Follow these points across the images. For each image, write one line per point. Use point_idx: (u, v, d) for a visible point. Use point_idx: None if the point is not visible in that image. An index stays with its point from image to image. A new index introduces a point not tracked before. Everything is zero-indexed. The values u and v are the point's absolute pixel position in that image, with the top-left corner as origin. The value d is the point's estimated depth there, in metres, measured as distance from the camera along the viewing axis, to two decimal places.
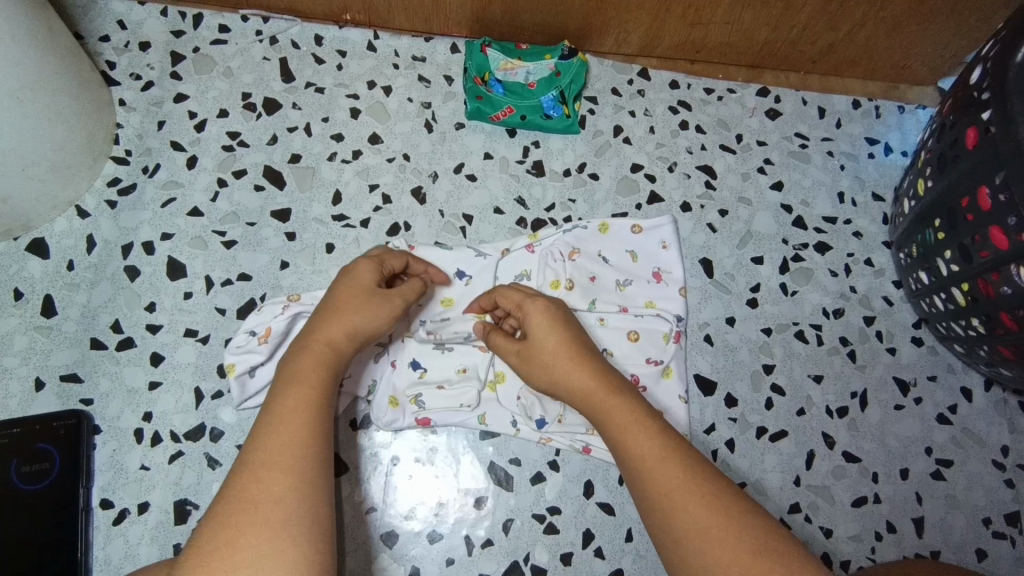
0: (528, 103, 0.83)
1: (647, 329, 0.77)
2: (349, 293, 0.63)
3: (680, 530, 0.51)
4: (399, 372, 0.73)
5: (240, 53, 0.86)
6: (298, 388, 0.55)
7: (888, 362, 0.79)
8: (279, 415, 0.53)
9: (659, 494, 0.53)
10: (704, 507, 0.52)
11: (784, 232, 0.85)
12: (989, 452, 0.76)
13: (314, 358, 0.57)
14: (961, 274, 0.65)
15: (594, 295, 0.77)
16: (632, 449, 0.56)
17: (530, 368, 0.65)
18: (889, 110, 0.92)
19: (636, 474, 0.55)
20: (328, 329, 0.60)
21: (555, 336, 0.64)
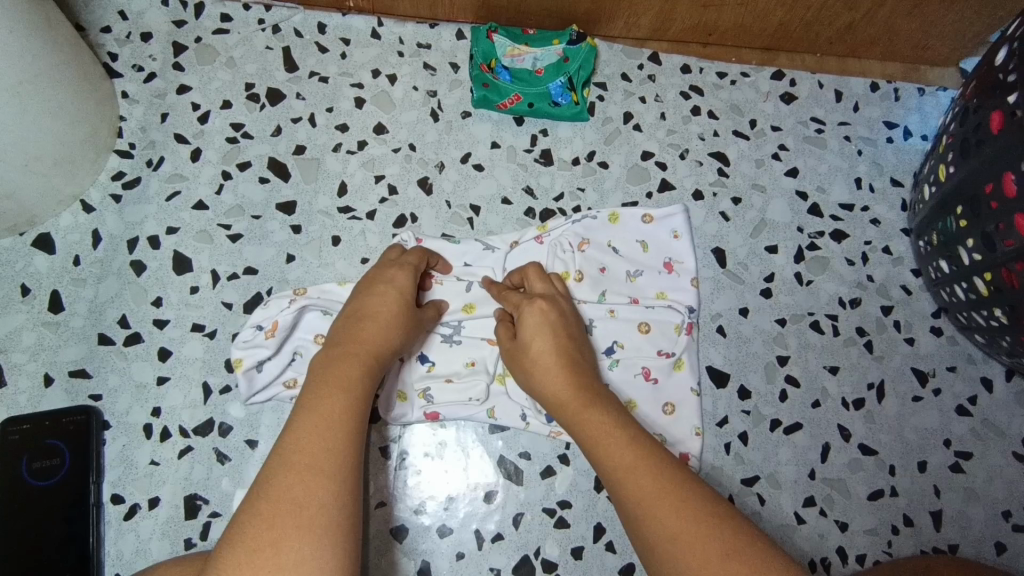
0: (535, 90, 0.82)
1: (659, 321, 0.76)
2: (391, 304, 0.65)
3: (653, 536, 0.50)
4: (408, 367, 0.72)
5: (243, 42, 0.84)
6: (334, 389, 0.55)
7: (906, 352, 0.77)
8: (315, 416, 0.53)
9: (634, 502, 0.52)
10: (679, 514, 0.50)
11: (800, 220, 0.83)
12: (1010, 444, 0.74)
13: (347, 363, 0.58)
14: (984, 263, 0.63)
15: (603, 287, 0.76)
16: (606, 458, 0.56)
17: (515, 371, 0.66)
18: (908, 93, 0.89)
19: (613, 484, 0.55)
20: (357, 331, 0.62)
21: (535, 344, 0.65)
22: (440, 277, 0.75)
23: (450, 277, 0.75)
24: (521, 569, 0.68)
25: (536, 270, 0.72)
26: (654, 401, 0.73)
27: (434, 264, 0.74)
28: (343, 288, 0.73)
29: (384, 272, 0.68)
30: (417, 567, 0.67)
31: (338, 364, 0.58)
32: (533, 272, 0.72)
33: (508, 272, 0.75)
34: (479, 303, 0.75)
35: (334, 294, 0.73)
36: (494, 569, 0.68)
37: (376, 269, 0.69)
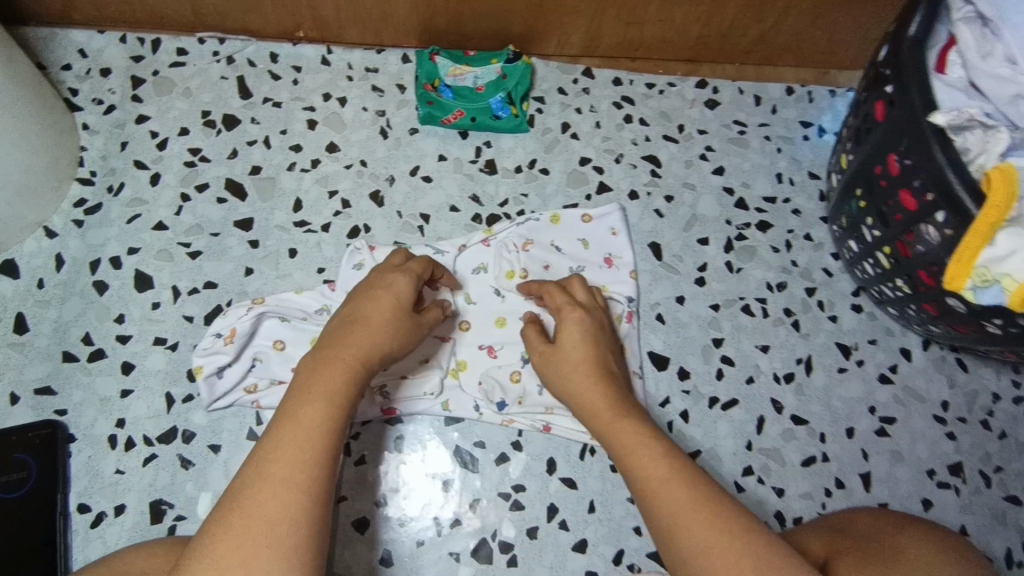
0: (476, 105, 0.88)
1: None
2: (389, 311, 0.65)
3: (687, 545, 0.52)
4: None
5: (199, 74, 0.89)
6: (315, 396, 0.56)
7: (830, 329, 0.83)
8: (300, 426, 0.53)
9: (668, 511, 0.55)
10: (711, 523, 0.52)
11: (728, 214, 0.89)
12: (930, 408, 0.80)
13: (333, 371, 0.58)
14: (883, 238, 0.69)
15: None
16: (639, 470, 0.59)
17: (549, 377, 0.71)
18: (821, 94, 0.97)
19: (645, 493, 0.57)
20: (354, 336, 0.62)
21: (569, 363, 0.69)
22: None
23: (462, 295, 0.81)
24: (479, 551, 0.72)
25: (579, 282, 0.77)
26: None
27: (440, 273, 0.76)
28: (300, 297, 0.78)
29: (383, 276, 0.68)
30: (379, 556, 0.71)
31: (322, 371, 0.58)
32: (579, 283, 0.76)
33: (525, 283, 0.79)
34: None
35: (292, 302, 0.77)
36: (453, 553, 0.72)
37: (373, 274, 0.69)
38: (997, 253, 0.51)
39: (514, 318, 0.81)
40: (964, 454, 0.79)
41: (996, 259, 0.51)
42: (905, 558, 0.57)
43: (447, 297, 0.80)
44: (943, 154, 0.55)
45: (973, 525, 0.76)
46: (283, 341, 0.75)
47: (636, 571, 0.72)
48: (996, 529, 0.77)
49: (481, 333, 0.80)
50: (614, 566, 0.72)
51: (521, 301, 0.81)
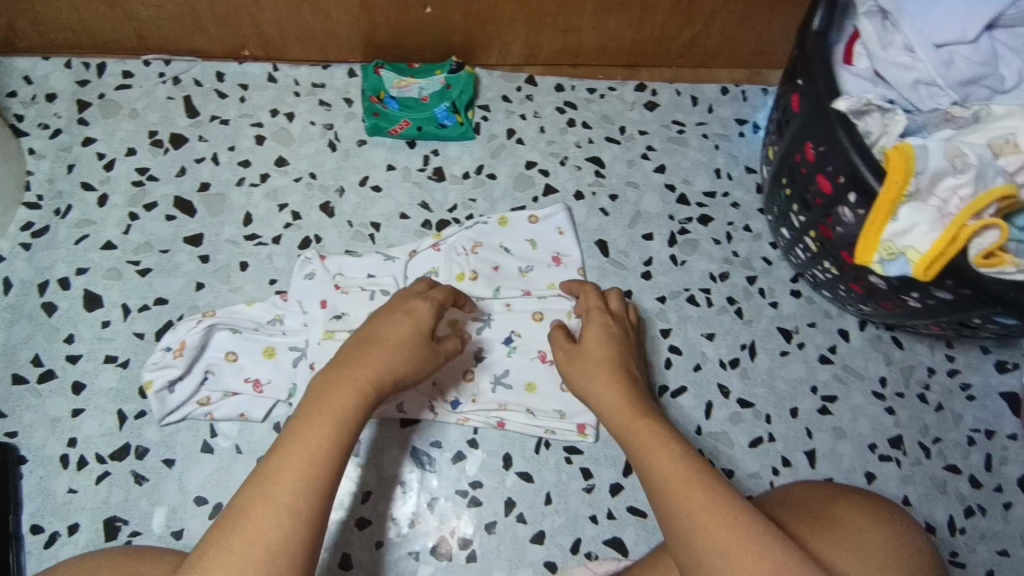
0: (422, 115, 0.90)
1: (550, 309, 0.83)
2: (408, 334, 0.63)
3: (705, 552, 0.50)
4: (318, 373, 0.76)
5: (145, 95, 0.90)
6: (322, 417, 0.53)
7: (771, 315, 0.87)
8: (303, 448, 0.50)
9: (681, 511, 0.52)
10: (726, 525, 0.50)
11: (670, 209, 0.92)
12: (869, 384, 0.84)
13: (342, 393, 0.55)
14: (808, 223, 0.73)
15: (497, 283, 0.84)
16: (658, 469, 0.56)
17: (572, 376, 0.71)
18: (754, 94, 1.00)
19: (659, 492, 0.55)
20: (371, 355, 0.59)
21: (594, 368, 0.68)
22: (344, 289, 0.80)
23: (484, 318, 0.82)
24: (438, 549, 0.73)
25: (616, 295, 0.77)
26: (552, 381, 0.80)
27: (461, 302, 0.76)
28: (251, 309, 0.79)
29: (407, 300, 0.67)
30: (337, 560, 0.71)
31: (332, 392, 0.55)
32: (616, 295, 0.77)
33: (569, 286, 0.81)
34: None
35: (243, 314, 0.79)
36: (413, 552, 0.73)
37: (396, 298, 0.68)
38: (900, 227, 0.56)
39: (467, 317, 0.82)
40: (903, 427, 0.83)
41: (899, 233, 0.56)
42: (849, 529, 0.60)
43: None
44: (846, 137, 0.59)
45: (915, 495, 0.80)
46: (235, 352, 0.77)
47: (593, 558, 0.74)
48: (936, 498, 0.80)
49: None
50: (572, 555, 0.74)
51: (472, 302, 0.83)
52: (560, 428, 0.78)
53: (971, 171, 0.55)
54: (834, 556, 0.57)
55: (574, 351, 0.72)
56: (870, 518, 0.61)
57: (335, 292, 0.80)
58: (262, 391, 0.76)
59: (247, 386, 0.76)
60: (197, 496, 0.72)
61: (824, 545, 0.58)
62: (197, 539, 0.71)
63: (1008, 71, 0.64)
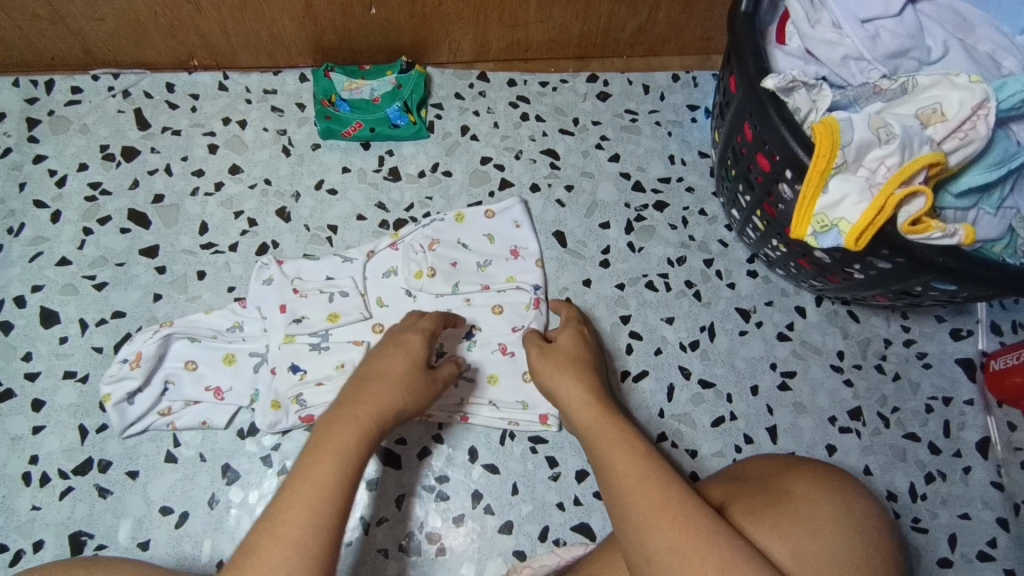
0: (374, 116, 0.91)
1: (509, 302, 0.83)
2: (403, 366, 0.64)
3: (655, 547, 0.51)
4: (279, 376, 0.77)
5: (95, 109, 0.90)
6: (322, 454, 0.52)
7: (729, 296, 0.88)
8: (308, 488, 0.50)
9: (637, 514, 0.53)
10: (680, 528, 0.51)
11: (626, 197, 0.92)
12: (827, 359, 0.86)
13: (344, 429, 0.55)
14: (753, 202, 0.74)
15: (456, 279, 0.84)
16: (618, 469, 0.58)
17: (540, 375, 0.72)
18: (705, 79, 1.01)
19: (619, 494, 0.56)
20: (369, 390, 0.60)
21: (565, 375, 0.70)
22: (302, 293, 0.81)
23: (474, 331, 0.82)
24: (407, 544, 0.74)
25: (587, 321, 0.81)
26: (514, 372, 0.81)
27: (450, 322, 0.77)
28: (209, 317, 0.79)
29: (401, 335, 0.68)
30: None
31: (329, 428, 0.55)
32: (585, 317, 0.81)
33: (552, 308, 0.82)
34: (343, 312, 0.80)
35: (201, 322, 0.78)
36: (382, 549, 0.73)
37: (391, 333, 0.70)
38: (831, 200, 0.58)
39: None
40: (861, 398, 0.84)
41: (831, 206, 0.58)
42: (794, 499, 0.62)
43: (358, 301, 0.81)
44: (777, 112, 0.61)
45: (876, 464, 0.81)
46: (194, 361, 0.77)
47: (561, 545, 0.75)
48: (897, 466, 0.81)
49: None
50: (540, 544, 0.75)
51: (433, 299, 0.84)
52: (524, 418, 0.78)
53: (896, 141, 0.57)
54: (771, 540, 0.59)
55: (549, 354, 0.74)
56: (821, 487, 0.63)
57: (293, 295, 0.80)
58: (223, 398, 0.76)
59: (208, 394, 0.76)
60: (162, 506, 0.72)
61: (765, 524, 0.60)
62: (165, 549, 0.71)
63: (934, 43, 0.68)
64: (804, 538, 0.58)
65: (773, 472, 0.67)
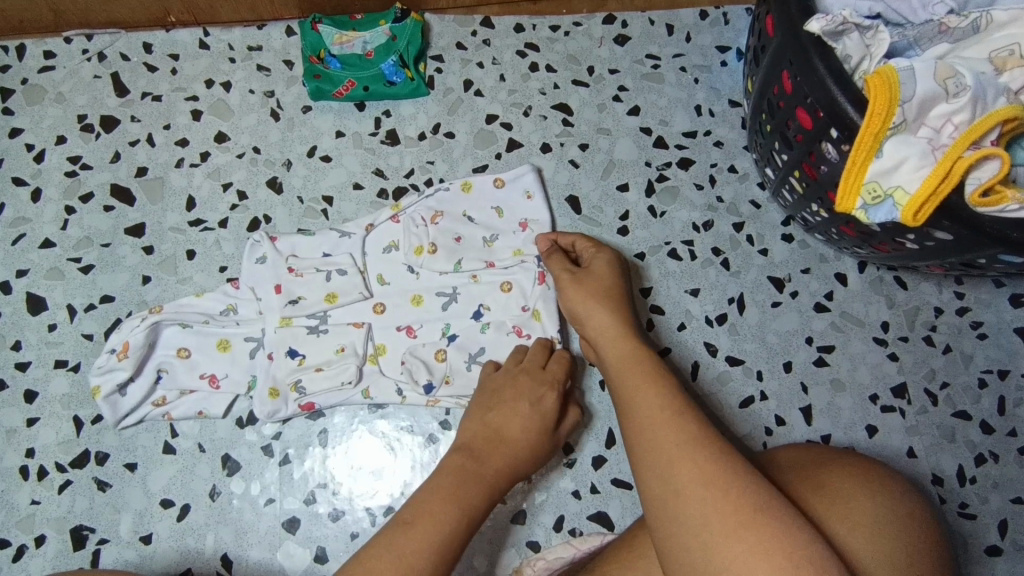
0: (368, 73, 0.82)
1: (516, 279, 0.77)
2: (530, 430, 0.66)
3: (681, 476, 0.48)
4: (276, 362, 0.72)
5: (70, 76, 0.84)
6: (444, 503, 0.56)
7: (761, 263, 0.80)
8: (427, 524, 0.54)
9: (665, 445, 0.50)
10: (710, 460, 0.48)
11: (647, 155, 0.84)
12: (870, 331, 0.78)
13: (471, 489, 0.59)
14: (791, 162, 0.66)
15: (459, 256, 0.77)
16: (644, 405, 0.55)
17: (572, 297, 0.69)
18: (737, 14, 0.89)
19: (645, 424, 0.53)
20: (494, 454, 0.63)
21: (596, 308, 0.67)
22: (298, 272, 0.75)
23: (500, 303, 0.76)
24: None
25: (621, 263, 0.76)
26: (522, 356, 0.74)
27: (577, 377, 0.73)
28: (201, 300, 0.75)
29: (531, 387, 0.68)
30: (314, 554, 0.69)
31: (458, 484, 0.59)
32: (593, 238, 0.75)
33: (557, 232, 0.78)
34: (341, 292, 0.75)
35: (192, 307, 0.74)
36: None
37: (521, 374, 0.70)
38: (884, 166, 0.49)
39: (431, 293, 0.77)
40: (907, 373, 0.77)
41: (884, 172, 0.50)
42: (823, 471, 0.58)
43: (357, 280, 0.76)
44: (824, 63, 0.52)
45: (922, 446, 0.75)
46: (187, 348, 0.73)
47: (577, 535, 0.71)
48: (945, 447, 0.74)
49: (398, 313, 0.77)
50: (556, 534, 0.71)
51: (435, 276, 0.77)
52: None
53: (966, 93, 0.48)
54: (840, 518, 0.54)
55: (582, 283, 0.69)
56: (845, 464, 0.59)
57: (289, 275, 0.75)
58: (218, 386, 0.72)
59: (203, 382, 0.72)
60: (163, 499, 0.70)
61: (822, 507, 0.55)
62: (168, 542, 0.69)
63: None
64: (843, 529, 0.53)
65: (812, 467, 0.60)
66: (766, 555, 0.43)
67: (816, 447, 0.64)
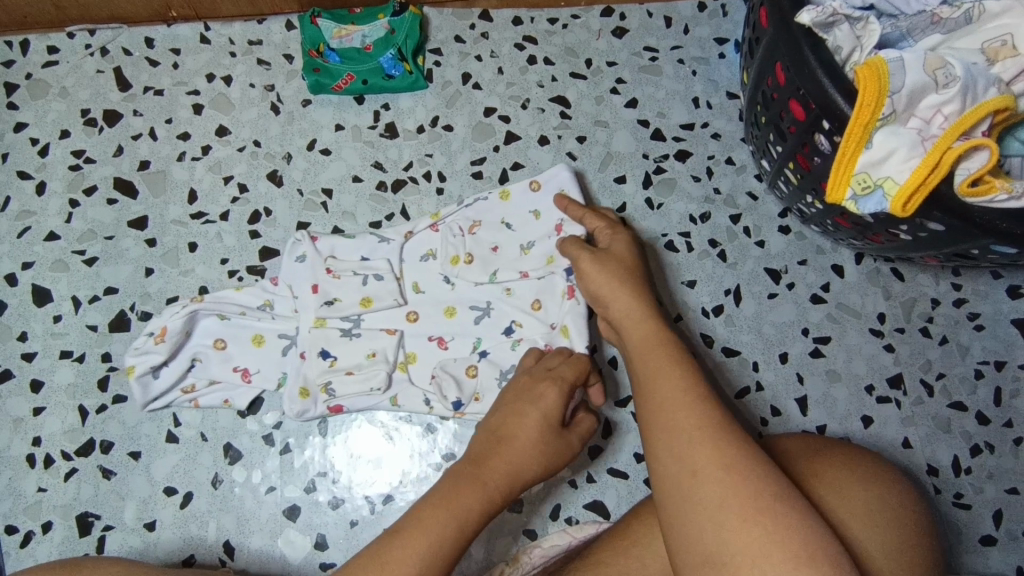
0: (366, 67, 0.83)
1: (545, 292, 0.74)
2: (538, 432, 0.62)
3: (698, 460, 0.47)
4: (309, 362, 0.72)
5: (73, 71, 0.85)
6: (446, 507, 0.54)
7: (758, 255, 0.80)
8: (433, 520, 0.52)
9: (683, 428, 0.49)
10: (728, 446, 0.47)
11: (644, 147, 0.84)
12: (866, 322, 0.78)
13: (473, 491, 0.56)
14: (785, 153, 0.66)
15: (493, 267, 0.75)
16: (661, 387, 0.53)
17: (595, 275, 0.67)
18: (736, 6, 0.89)
19: (661, 406, 0.52)
20: (497, 454, 0.60)
21: (618, 291, 0.65)
22: (335, 273, 0.75)
23: (530, 317, 0.74)
24: None
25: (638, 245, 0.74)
26: None
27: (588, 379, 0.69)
28: (239, 293, 0.75)
29: (536, 387, 0.65)
30: (314, 541, 0.70)
31: (461, 484, 0.56)
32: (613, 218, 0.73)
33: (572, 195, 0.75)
34: (377, 297, 0.74)
35: (230, 299, 0.74)
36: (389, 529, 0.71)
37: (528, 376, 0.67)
38: (875, 156, 0.50)
39: (464, 306, 0.76)
40: (903, 364, 0.77)
41: (874, 163, 0.50)
42: (820, 458, 0.59)
43: (392, 285, 0.75)
44: (813, 54, 0.52)
45: (917, 436, 0.75)
46: (223, 339, 0.73)
47: (573, 523, 0.72)
48: (940, 437, 0.75)
49: (431, 322, 0.76)
50: (552, 522, 0.72)
51: (470, 287, 0.76)
52: None
53: (956, 84, 0.49)
54: (840, 506, 0.54)
55: (605, 263, 0.67)
56: (843, 451, 0.60)
57: (326, 275, 0.74)
58: (250, 380, 0.73)
59: (236, 375, 0.73)
60: (166, 487, 0.71)
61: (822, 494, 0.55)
62: (171, 529, 0.70)
63: None
64: (843, 517, 0.54)
65: (811, 458, 0.59)
66: (782, 543, 0.42)
67: (813, 437, 0.64)
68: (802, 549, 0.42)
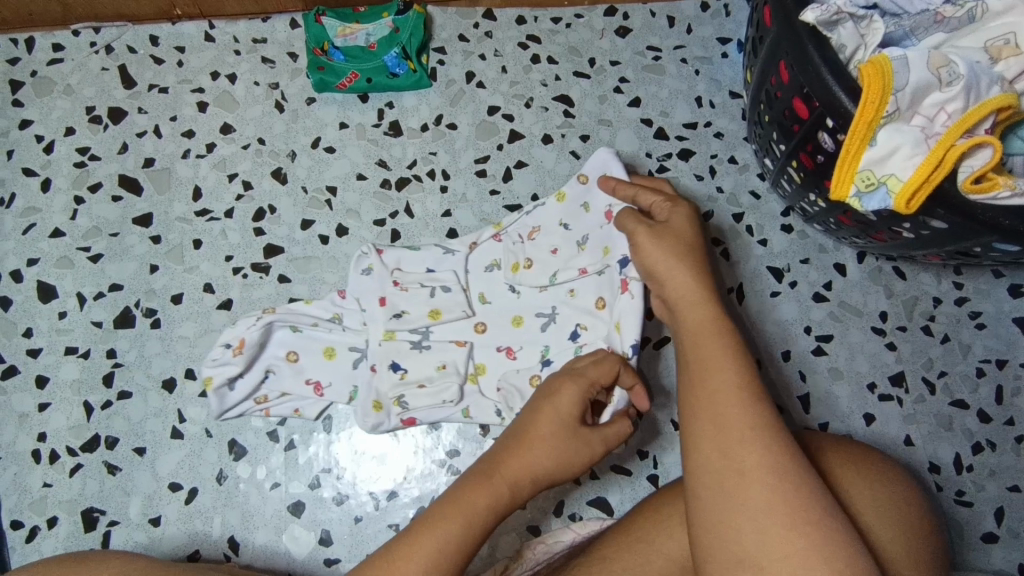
0: (370, 65, 0.83)
1: (607, 290, 0.72)
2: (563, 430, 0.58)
3: (747, 461, 0.45)
4: (378, 375, 0.71)
5: (78, 68, 0.85)
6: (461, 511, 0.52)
7: (760, 254, 0.81)
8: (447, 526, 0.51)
9: (733, 425, 0.46)
10: (777, 449, 0.45)
11: (647, 145, 0.84)
12: (868, 321, 0.79)
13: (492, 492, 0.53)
14: (788, 152, 0.66)
15: (554, 270, 0.73)
16: (711, 377, 0.50)
17: (649, 250, 0.60)
18: (739, 6, 0.89)
19: (709, 398, 0.49)
20: (520, 452, 0.56)
21: (675, 269, 0.58)
22: (401, 285, 0.73)
23: (592, 321, 0.72)
24: None
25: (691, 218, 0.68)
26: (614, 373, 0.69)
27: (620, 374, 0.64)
28: (309, 305, 0.74)
29: (562, 385, 0.62)
30: (318, 537, 0.70)
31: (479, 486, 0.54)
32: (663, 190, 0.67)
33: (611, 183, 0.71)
34: (445, 309, 0.73)
35: (304, 311, 0.73)
36: (393, 525, 0.71)
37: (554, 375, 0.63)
38: (878, 154, 0.50)
39: (531, 315, 0.74)
40: (905, 363, 0.77)
41: (878, 161, 0.50)
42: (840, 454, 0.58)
43: (460, 297, 0.74)
44: (817, 51, 0.53)
45: (919, 434, 0.75)
46: (295, 351, 0.73)
47: (577, 520, 0.72)
48: (942, 435, 0.75)
49: (499, 332, 0.75)
50: (555, 518, 0.72)
51: (536, 294, 0.75)
52: None
53: (959, 82, 0.49)
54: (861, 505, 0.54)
55: (662, 237, 0.61)
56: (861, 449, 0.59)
57: (393, 288, 0.73)
58: (323, 394, 0.72)
59: (309, 388, 0.72)
60: (171, 482, 0.72)
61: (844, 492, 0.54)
62: (176, 525, 0.70)
63: None
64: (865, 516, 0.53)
65: (828, 454, 0.58)
66: (827, 557, 0.41)
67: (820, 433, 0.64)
68: (842, 560, 0.41)
